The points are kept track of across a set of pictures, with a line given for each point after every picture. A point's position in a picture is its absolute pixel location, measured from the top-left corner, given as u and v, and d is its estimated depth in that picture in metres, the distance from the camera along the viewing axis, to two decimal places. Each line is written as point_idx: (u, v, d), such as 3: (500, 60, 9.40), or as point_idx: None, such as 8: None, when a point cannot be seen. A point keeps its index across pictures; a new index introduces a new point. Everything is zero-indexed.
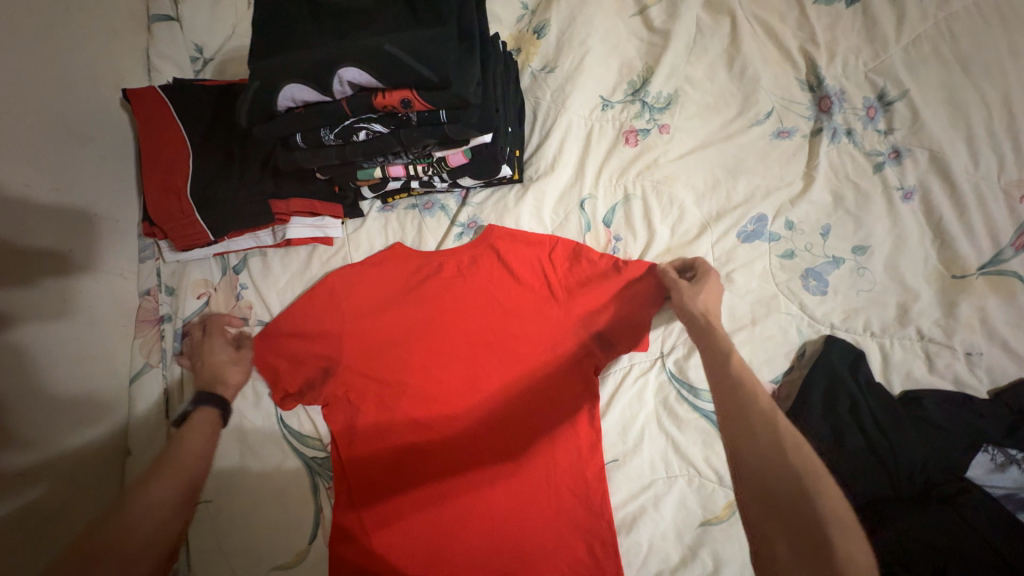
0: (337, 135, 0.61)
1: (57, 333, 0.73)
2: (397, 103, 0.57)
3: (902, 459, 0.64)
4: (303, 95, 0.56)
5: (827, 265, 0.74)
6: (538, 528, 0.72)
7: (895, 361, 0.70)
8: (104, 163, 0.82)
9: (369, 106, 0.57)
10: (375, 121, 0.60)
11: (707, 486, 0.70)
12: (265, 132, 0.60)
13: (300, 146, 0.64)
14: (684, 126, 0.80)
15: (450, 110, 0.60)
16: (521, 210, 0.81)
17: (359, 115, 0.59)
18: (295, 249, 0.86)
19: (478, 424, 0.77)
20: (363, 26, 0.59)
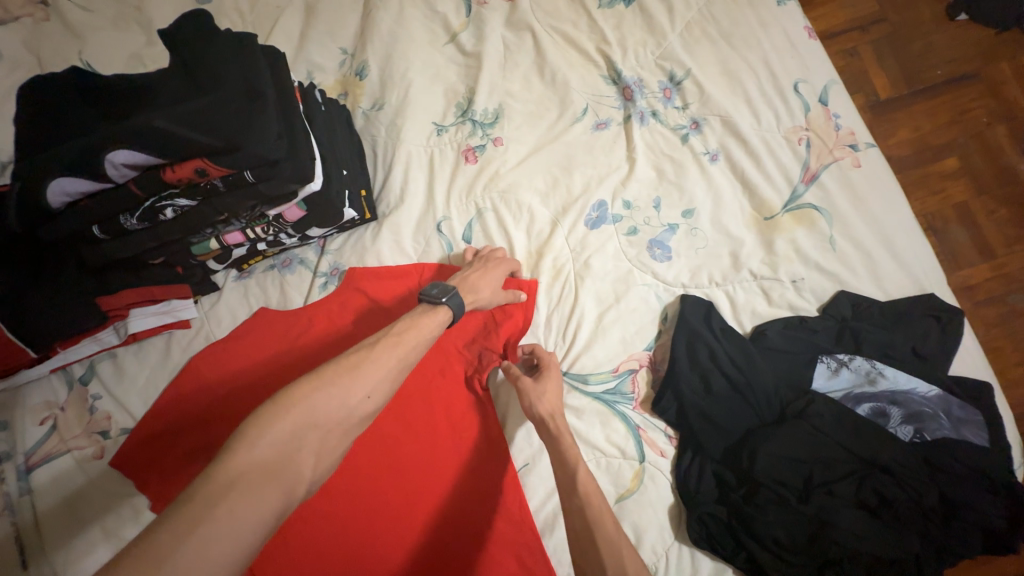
0: (140, 219, 0.58)
1: None
2: (191, 174, 0.56)
3: (758, 390, 0.71)
4: (77, 187, 0.53)
5: (666, 233, 0.81)
6: (463, 553, 0.72)
7: (740, 303, 0.78)
8: None
9: (161, 182, 0.56)
10: (179, 196, 0.58)
11: (614, 463, 0.74)
12: (52, 233, 0.56)
13: (103, 238, 0.59)
14: (515, 135, 0.84)
15: (255, 169, 0.59)
16: (381, 246, 0.81)
17: (158, 194, 0.57)
18: (149, 341, 0.79)
19: (387, 472, 0.76)
20: (140, 105, 0.57)
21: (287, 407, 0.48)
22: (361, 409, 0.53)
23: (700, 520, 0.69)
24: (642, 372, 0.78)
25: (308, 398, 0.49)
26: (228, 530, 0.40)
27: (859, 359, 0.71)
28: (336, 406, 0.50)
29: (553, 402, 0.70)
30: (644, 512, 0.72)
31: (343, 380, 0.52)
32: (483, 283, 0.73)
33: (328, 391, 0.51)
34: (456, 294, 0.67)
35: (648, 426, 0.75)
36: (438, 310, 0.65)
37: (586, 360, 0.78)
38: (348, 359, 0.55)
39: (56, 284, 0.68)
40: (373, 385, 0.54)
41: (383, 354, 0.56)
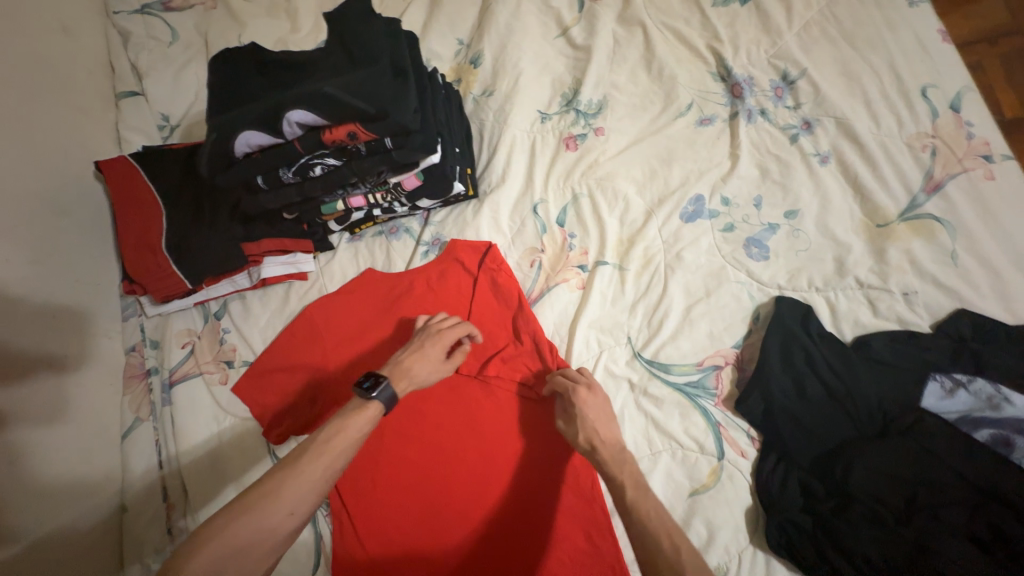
0: (295, 173, 0.67)
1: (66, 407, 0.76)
2: (344, 137, 0.63)
3: (859, 399, 0.68)
4: (257, 140, 0.62)
5: (765, 232, 0.79)
6: (531, 519, 0.75)
7: (842, 311, 0.75)
8: (87, 234, 0.85)
9: (320, 143, 0.64)
10: (328, 155, 0.67)
11: (690, 457, 0.75)
12: (228, 179, 0.65)
13: (262, 189, 0.70)
14: (617, 126, 0.87)
15: (393, 137, 0.66)
16: (480, 222, 0.87)
17: (313, 152, 0.65)
18: (273, 289, 0.90)
19: (460, 452, 0.79)
20: (306, 75, 0.65)
21: (207, 537, 0.49)
22: (284, 530, 0.52)
23: (780, 527, 0.68)
24: (727, 369, 0.77)
25: (222, 532, 0.50)
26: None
27: (980, 383, 0.66)
28: (257, 528, 0.51)
29: (594, 433, 0.68)
30: (720, 509, 0.72)
31: (266, 501, 0.52)
32: (425, 367, 0.72)
33: (249, 515, 0.51)
34: (386, 386, 0.65)
35: (728, 424, 0.75)
36: (368, 406, 0.63)
37: (668, 352, 0.79)
38: (271, 479, 0.54)
39: (211, 228, 0.80)
40: (296, 501, 0.53)
41: (303, 472, 0.55)
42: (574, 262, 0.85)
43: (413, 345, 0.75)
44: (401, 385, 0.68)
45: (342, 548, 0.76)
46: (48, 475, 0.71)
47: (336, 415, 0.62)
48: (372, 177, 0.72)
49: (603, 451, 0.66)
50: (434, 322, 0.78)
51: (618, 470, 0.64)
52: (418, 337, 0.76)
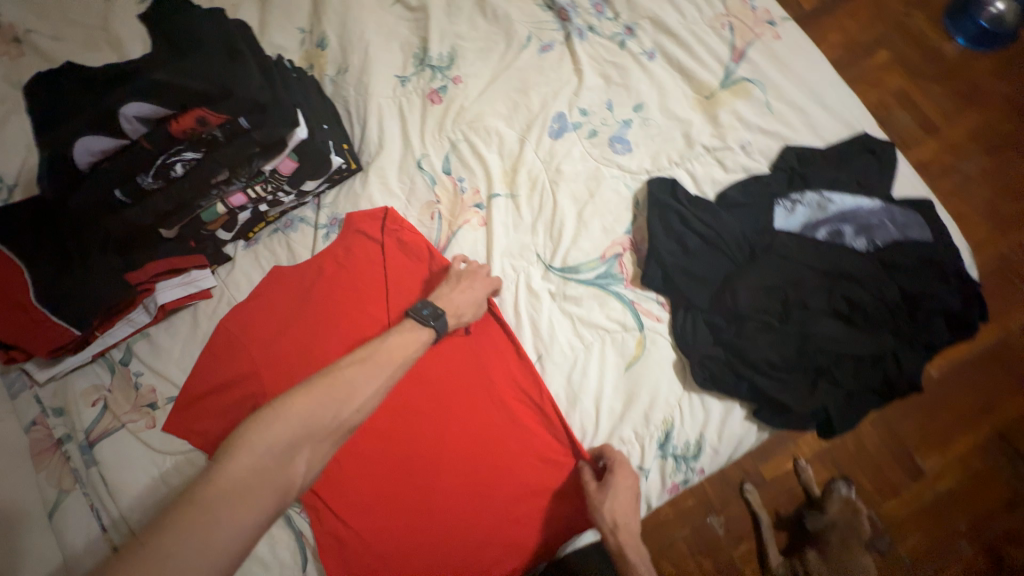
0: (155, 176, 0.66)
1: None
2: (193, 124, 0.65)
3: (729, 238, 0.79)
4: (99, 146, 0.64)
5: (622, 128, 0.89)
6: (499, 442, 0.80)
7: (700, 176, 0.86)
8: None
9: (169, 134, 0.66)
10: (185, 150, 0.67)
11: (618, 337, 0.83)
12: (81, 197, 0.64)
13: (125, 203, 0.67)
14: (471, 71, 0.93)
15: (249, 116, 0.67)
16: (371, 191, 0.89)
17: (167, 150, 0.66)
18: (178, 317, 0.86)
19: (416, 401, 0.81)
20: (132, 74, 0.66)
21: (291, 415, 0.58)
22: (349, 422, 0.63)
23: (702, 365, 0.78)
24: (626, 254, 0.86)
25: (305, 411, 0.59)
26: (230, 527, 0.51)
27: (810, 194, 0.79)
28: (331, 415, 0.61)
29: (621, 513, 0.74)
30: (653, 371, 0.81)
31: (341, 394, 0.62)
32: (464, 303, 0.79)
33: (326, 402, 0.61)
34: (442, 317, 0.75)
35: (641, 299, 0.84)
36: (422, 329, 0.73)
37: (574, 255, 0.86)
38: (342, 378, 0.64)
39: (84, 266, 0.74)
40: (363, 400, 0.63)
41: (362, 373, 0.65)
42: (470, 202, 0.89)
43: (461, 280, 0.81)
44: (451, 323, 0.77)
45: (326, 534, 0.75)
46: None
47: (395, 329, 0.72)
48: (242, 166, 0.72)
49: (620, 534, 0.73)
50: (476, 266, 0.83)
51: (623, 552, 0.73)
52: (465, 275, 0.82)
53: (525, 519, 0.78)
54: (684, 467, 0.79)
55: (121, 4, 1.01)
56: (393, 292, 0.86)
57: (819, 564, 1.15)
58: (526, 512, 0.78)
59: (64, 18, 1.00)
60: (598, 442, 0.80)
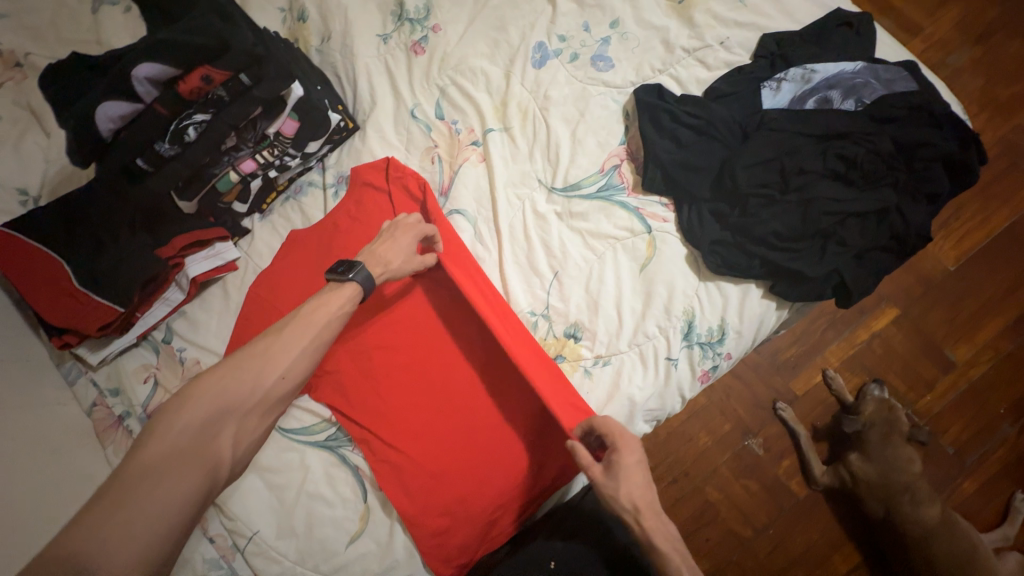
0: (170, 142, 0.78)
1: (41, 469, 0.72)
2: (199, 82, 0.76)
3: (720, 125, 0.82)
4: (117, 110, 0.75)
5: (602, 46, 0.92)
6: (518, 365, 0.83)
7: (685, 78, 0.88)
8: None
9: (178, 95, 0.77)
10: (195, 113, 0.78)
11: (628, 243, 0.86)
12: (114, 165, 0.78)
13: (147, 170, 0.79)
14: (449, 17, 0.96)
15: (249, 73, 0.78)
16: (371, 145, 0.92)
17: (180, 115, 0.78)
18: (210, 291, 0.91)
19: (436, 337, 0.85)
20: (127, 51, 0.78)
21: (206, 392, 0.58)
22: (275, 392, 0.64)
23: (714, 251, 0.81)
24: (624, 164, 0.89)
25: (223, 387, 0.60)
26: (154, 509, 0.50)
27: (793, 69, 0.82)
28: (251, 387, 0.61)
29: (639, 495, 0.67)
30: (666, 267, 0.83)
31: (258, 366, 0.63)
32: (392, 256, 0.78)
33: (244, 375, 0.61)
34: (360, 269, 0.74)
35: (645, 205, 0.86)
36: (345, 287, 0.73)
37: (575, 174, 0.89)
38: (261, 348, 0.64)
39: (117, 246, 0.80)
40: (286, 366, 0.64)
41: (284, 340, 0.65)
42: (467, 142, 0.92)
43: (385, 234, 0.80)
44: (376, 272, 0.76)
45: (382, 464, 0.79)
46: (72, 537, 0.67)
47: (316, 294, 0.71)
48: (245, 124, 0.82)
49: (644, 518, 0.66)
50: (400, 219, 0.82)
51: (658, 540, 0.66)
52: (390, 229, 0.81)
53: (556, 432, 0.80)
54: (711, 353, 0.82)
55: (109, 15, 1.06)
56: None
57: (863, 464, 1.14)
58: (557, 431, 0.80)
59: (55, 34, 1.05)
60: (625, 342, 0.82)
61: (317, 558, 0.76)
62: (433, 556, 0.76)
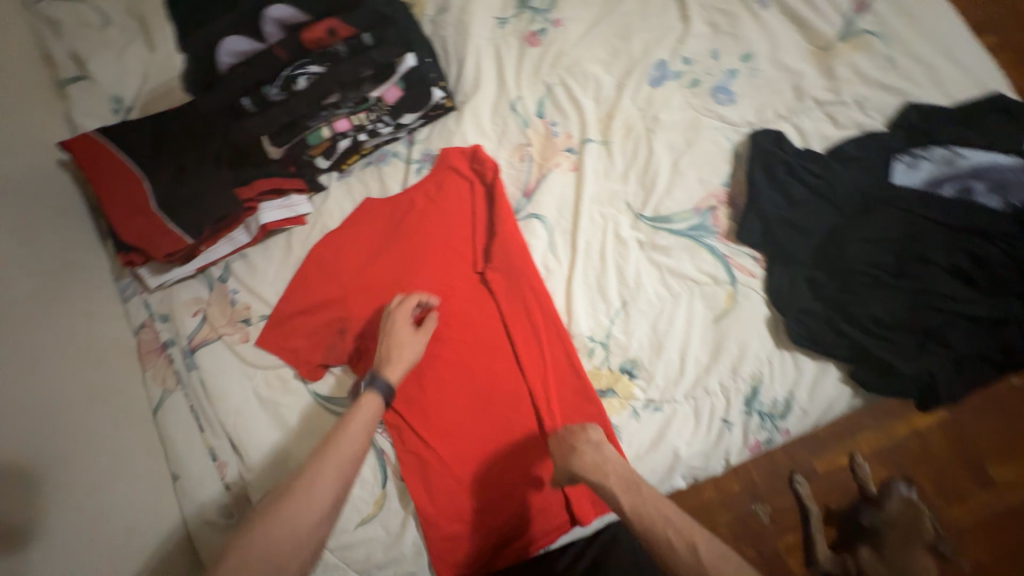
0: (281, 87, 0.81)
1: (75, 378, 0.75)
2: (323, 32, 0.81)
3: (838, 189, 0.76)
4: (239, 46, 0.82)
5: (727, 78, 0.86)
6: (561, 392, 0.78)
7: (807, 130, 0.82)
8: (66, 220, 0.87)
9: (299, 43, 0.81)
10: (311, 64, 0.81)
11: (708, 290, 0.81)
12: (222, 99, 0.80)
13: (250, 110, 0.81)
14: (574, 14, 0.92)
15: (371, 36, 0.82)
16: (466, 129, 0.90)
17: (297, 64, 0.81)
18: (273, 240, 0.90)
19: (485, 340, 0.82)
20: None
21: (243, 547, 0.57)
22: (315, 535, 0.60)
23: (800, 321, 0.75)
24: (721, 208, 0.84)
25: (262, 534, 0.58)
26: None
27: (937, 148, 0.76)
28: (288, 533, 0.58)
29: (569, 458, 0.67)
30: (742, 325, 0.79)
31: (294, 505, 0.60)
32: (406, 345, 0.75)
33: (280, 519, 0.59)
34: (379, 378, 0.71)
35: (735, 254, 0.82)
36: (366, 399, 0.70)
37: (667, 205, 0.85)
38: (296, 485, 0.61)
39: (200, 177, 0.80)
40: (320, 499, 0.61)
41: (318, 472, 0.62)
42: (562, 146, 0.89)
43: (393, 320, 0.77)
44: (394, 376, 0.72)
45: (409, 455, 0.77)
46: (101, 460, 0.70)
47: (340, 416, 0.69)
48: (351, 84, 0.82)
49: (584, 467, 0.65)
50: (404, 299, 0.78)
51: (600, 480, 0.63)
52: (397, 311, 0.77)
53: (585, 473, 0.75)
54: (769, 425, 0.77)
55: None
56: (480, 230, 0.86)
57: None
58: None
59: None
60: (681, 392, 0.78)
61: None
62: (444, 561, 0.73)
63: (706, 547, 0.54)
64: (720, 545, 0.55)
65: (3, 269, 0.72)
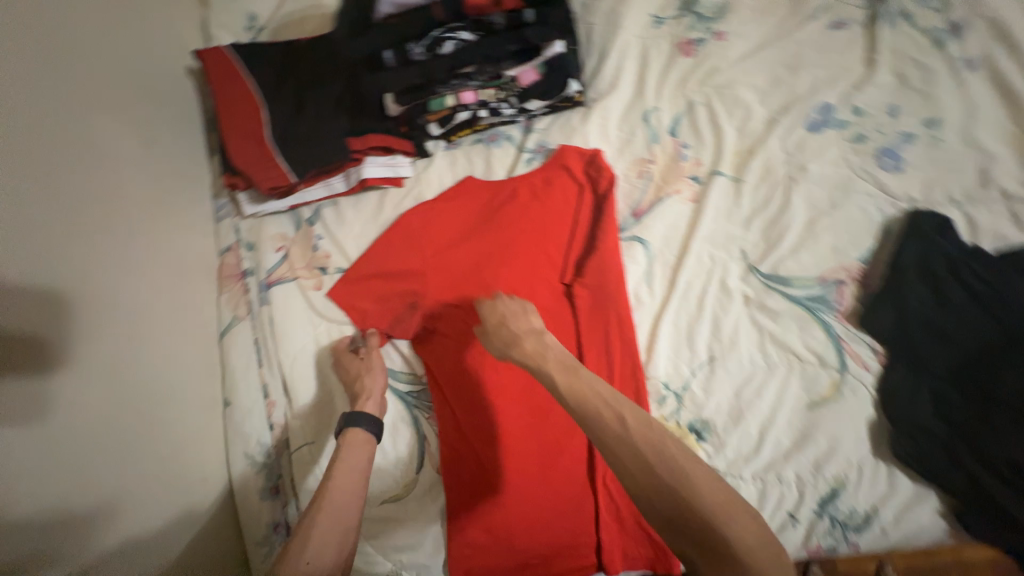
0: (425, 46, 0.76)
1: (158, 282, 0.78)
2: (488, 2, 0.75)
3: (1010, 302, 0.63)
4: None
5: (900, 142, 0.75)
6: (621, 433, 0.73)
7: (982, 224, 0.70)
8: (183, 127, 0.91)
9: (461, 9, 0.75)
10: (462, 31, 0.76)
11: (809, 370, 0.73)
12: (364, 45, 0.76)
13: (388, 64, 0.77)
14: (741, 31, 0.83)
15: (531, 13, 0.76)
16: (589, 129, 0.83)
17: (449, 27, 0.76)
18: (366, 195, 0.88)
19: None
20: None
21: None
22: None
23: (910, 435, 0.67)
24: (850, 285, 0.74)
25: None
26: None
27: None
28: None
29: (510, 340, 0.65)
30: (840, 420, 0.70)
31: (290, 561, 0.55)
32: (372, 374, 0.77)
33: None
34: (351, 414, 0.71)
35: (851, 339, 0.72)
36: (349, 436, 0.69)
37: (788, 265, 0.76)
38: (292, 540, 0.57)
39: (317, 117, 0.80)
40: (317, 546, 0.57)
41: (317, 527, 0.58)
42: (687, 172, 0.82)
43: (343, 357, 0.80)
44: (365, 407, 0.73)
45: (451, 449, 0.75)
46: (157, 369, 0.74)
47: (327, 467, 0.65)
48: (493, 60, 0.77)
49: (523, 351, 0.63)
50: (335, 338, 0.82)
51: (537, 363, 0.60)
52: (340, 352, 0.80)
53: (625, 524, 0.70)
54: (839, 534, 0.68)
55: None
56: (579, 240, 0.80)
57: None
58: (625, 526, 0.70)
59: None
60: (750, 471, 0.71)
61: None
62: (458, 564, 0.71)
63: (646, 444, 0.49)
64: (657, 435, 0.50)
65: (121, 166, 0.76)
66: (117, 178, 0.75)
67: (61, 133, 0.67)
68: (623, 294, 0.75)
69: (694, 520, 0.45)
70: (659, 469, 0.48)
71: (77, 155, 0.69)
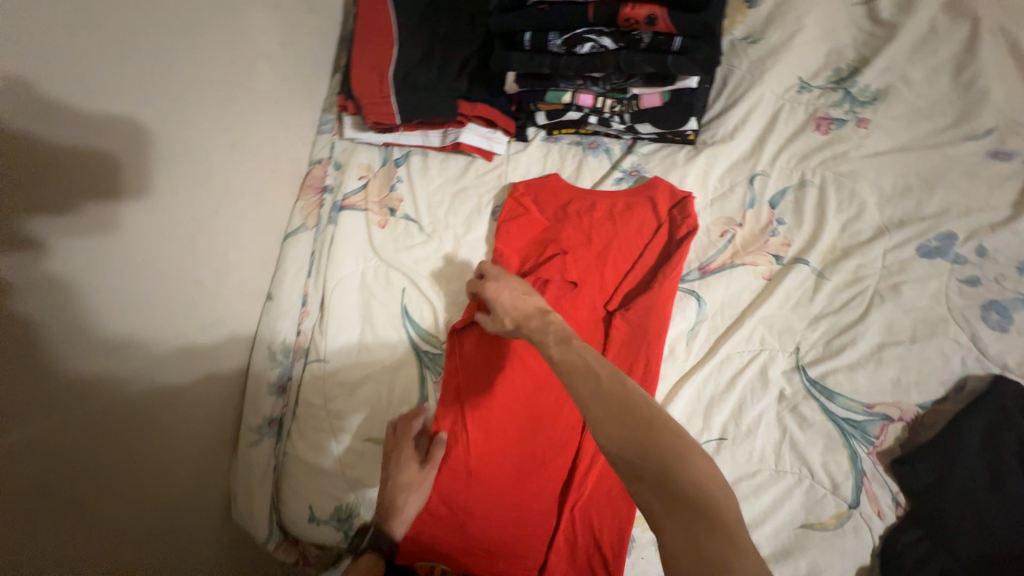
0: (564, 42, 0.72)
1: (252, 169, 0.84)
2: (642, 17, 0.67)
3: None
4: None
5: (1016, 301, 0.68)
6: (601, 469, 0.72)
7: None
8: (320, 40, 0.97)
9: (613, 14, 0.68)
10: (606, 36, 0.71)
11: (817, 492, 0.69)
12: (506, 21, 0.73)
13: (522, 47, 0.75)
14: (887, 124, 0.77)
15: (685, 39, 0.69)
16: (689, 170, 0.82)
17: (592, 27, 0.70)
18: (455, 157, 0.91)
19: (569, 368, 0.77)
20: None
21: None
22: None
23: None
24: (898, 424, 0.68)
25: None
26: None
27: None
28: None
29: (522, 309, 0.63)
30: (832, 555, 0.66)
31: None
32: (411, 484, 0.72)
33: None
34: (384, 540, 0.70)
35: (875, 478, 0.67)
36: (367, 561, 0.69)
37: (839, 380, 0.71)
38: None
39: (440, 75, 0.84)
40: None
41: None
42: (771, 248, 0.78)
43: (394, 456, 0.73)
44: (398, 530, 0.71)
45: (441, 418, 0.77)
46: (223, 242, 0.80)
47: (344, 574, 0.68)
48: (626, 74, 0.74)
49: (526, 327, 0.60)
50: (380, 278, 0.87)
51: (537, 337, 0.58)
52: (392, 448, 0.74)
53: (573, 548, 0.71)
54: None
55: None
56: (635, 271, 0.79)
57: None
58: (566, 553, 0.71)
59: None
60: None
61: (343, 424, 0.81)
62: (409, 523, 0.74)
63: (619, 399, 0.46)
64: (630, 392, 0.47)
65: (255, 55, 0.82)
66: (252, 64, 0.82)
67: (219, 13, 0.74)
68: (656, 345, 0.73)
69: (666, 478, 0.42)
70: (630, 427, 0.45)
71: (227, 35, 0.76)
